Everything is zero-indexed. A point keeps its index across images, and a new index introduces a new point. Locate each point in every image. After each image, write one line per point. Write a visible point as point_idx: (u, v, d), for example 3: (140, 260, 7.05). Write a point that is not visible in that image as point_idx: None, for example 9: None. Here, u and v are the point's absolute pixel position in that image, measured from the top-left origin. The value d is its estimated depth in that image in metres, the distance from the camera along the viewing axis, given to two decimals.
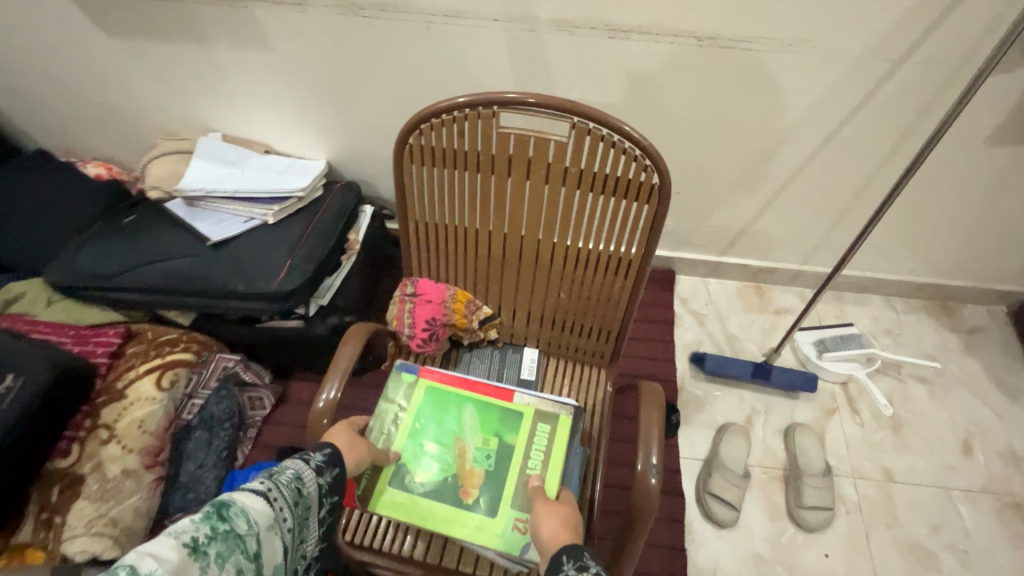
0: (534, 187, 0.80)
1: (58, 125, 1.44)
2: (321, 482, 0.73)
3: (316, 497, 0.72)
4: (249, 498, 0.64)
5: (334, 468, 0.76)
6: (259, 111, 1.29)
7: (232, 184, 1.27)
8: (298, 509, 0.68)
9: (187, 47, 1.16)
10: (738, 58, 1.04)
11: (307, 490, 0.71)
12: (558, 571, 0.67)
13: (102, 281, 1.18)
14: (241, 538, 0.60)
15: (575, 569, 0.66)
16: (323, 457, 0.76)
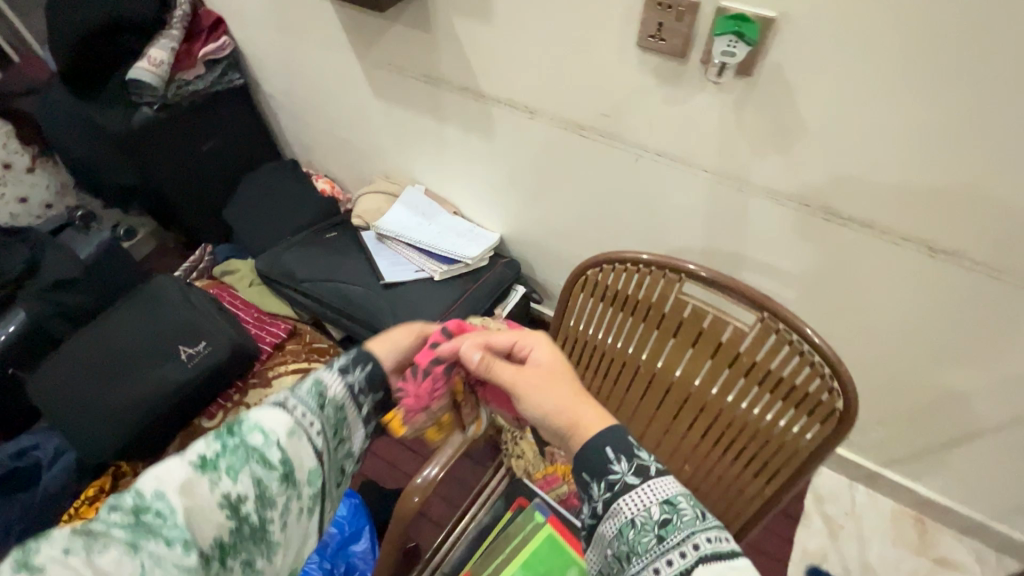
0: (696, 356, 0.77)
1: (310, 145, 1.74)
2: (363, 388, 0.55)
3: (357, 409, 0.54)
4: (270, 413, 0.47)
5: (374, 386, 0.56)
6: (462, 180, 1.43)
7: (417, 235, 1.42)
8: (335, 423, 0.51)
9: (427, 118, 1.33)
10: (982, 286, 0.88)
11: (336, 396, 0.52)
12: (604, 469, 0.50)
13: (292, 282, 1.40)
14: (252, 464, 0.44)
15: (626, 466, 0.49)
16: (360, 377, 0.55)
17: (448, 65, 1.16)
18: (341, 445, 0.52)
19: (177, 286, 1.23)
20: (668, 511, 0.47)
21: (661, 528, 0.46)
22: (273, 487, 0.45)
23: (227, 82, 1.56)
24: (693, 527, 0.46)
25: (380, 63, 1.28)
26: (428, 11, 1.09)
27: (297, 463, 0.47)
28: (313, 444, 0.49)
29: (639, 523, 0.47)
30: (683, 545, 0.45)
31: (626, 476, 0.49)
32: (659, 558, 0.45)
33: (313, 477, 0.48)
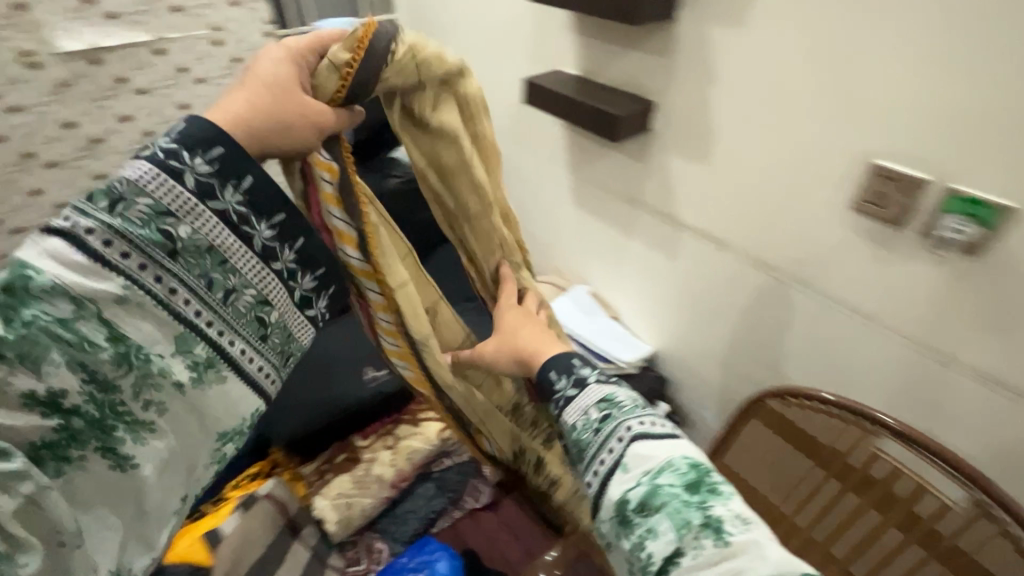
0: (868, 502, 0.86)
1: None
2: (213, 203, 0.52)
3: (242, 241, 0.54)
4: (68, 268, 0.46)
5: (237, 177, 0.52)
6: (629, 290, 1.57)
7: (577, 328, 1.56)
8: (195, 270, 0.52)
9: (615, 230, 1.50)
10: None
11: (185, 236, 0.51)
12: (553, 389, 0.71)
13: None
14: (59, 339, 0.46)
15: (572, 384, 0.70)
16: (209, 161, 0.51)
17: (651, 192, 1.33)
18: (266, 316, 0.57)
19: None
20: (606, 408, 0.67)
21: (599, 421, 0.66)
22: (126, 392, 0.49)
23: None
24: (628, 415, 0.66)
25: (587, 182, 1.51)
26: (649, 146, 1.28)
27: (155, 340, 0.51)
28: (182, 311, 0.52)
29: (588, 423, 0.67)
30: (620, 430, 0.65)
31: (568, 390, 0.70)
32: (611, 449, 0.64)
33: (188, 336, 0.52)
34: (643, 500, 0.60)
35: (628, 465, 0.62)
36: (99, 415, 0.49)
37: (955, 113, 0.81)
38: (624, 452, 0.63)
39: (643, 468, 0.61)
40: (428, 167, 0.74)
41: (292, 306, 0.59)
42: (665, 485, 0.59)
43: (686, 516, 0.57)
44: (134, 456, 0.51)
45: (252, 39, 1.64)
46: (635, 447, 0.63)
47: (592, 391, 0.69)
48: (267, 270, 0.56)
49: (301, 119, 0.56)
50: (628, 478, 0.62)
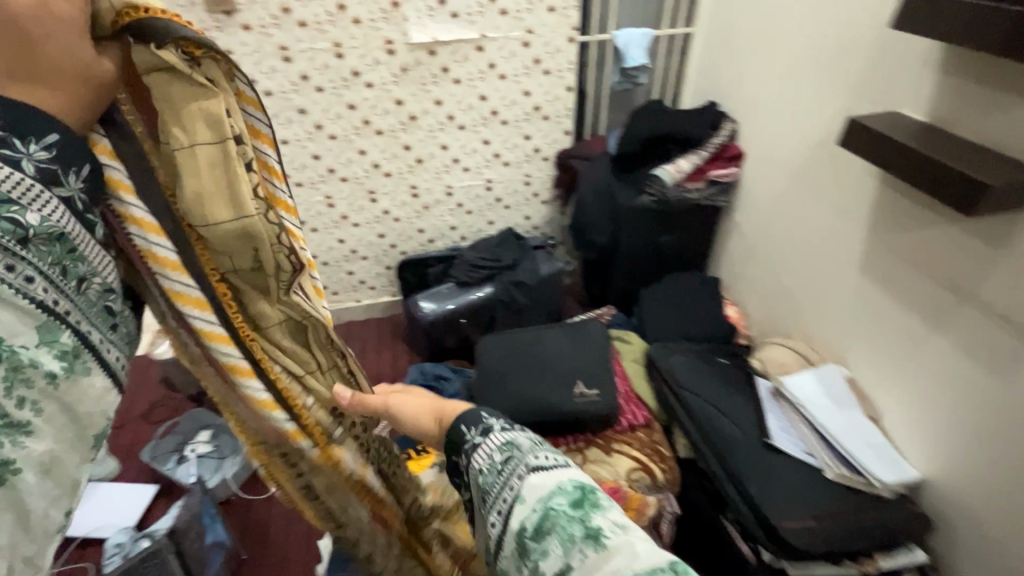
0: None
1: (742, 278, 1.80)
2: (57, 171, 0.45)
3: (86, 228, 0.48)
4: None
5: (78, 163, 0.47)
6: (909, 395, 1.24)
7: (826, 418, 1.26)
8: (49, 258, 0.45)
9: (914, 318, 1.19)
10: None
11: (36, 223, 0.43)
12: (468, 438, 0.61)
13: (673, 381, 1.44)
14: None
15: (479, 433, 0.60)
16: (48, 147, 0.44)
17: (995, 288, 1.01)
18: (115, 303, 0.51)
19: (602, 335, 1.51)
20: (508, 450, 0.57)
21: (501, 463, 0.56)
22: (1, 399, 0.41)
23: (713, 201, 1.75)
24: (529, 451, 0.56)
25: (891, 250, 1.22)
26: (1016, 230, 0.96)
27: (15, 330, 0.42)
28: (41, 299, 0.44)
29: (491, 465, 0.57)
30: (518, 470, 0.54)
31: (480, 440, 0.60)
32: (508, 484, 0.54)
33: (53, 323, 0.45)
34: (535, 525, 0.50)
35: (524, 494, 0.52)
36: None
37: None
38: (521, 486, 0.53)
39: (538, 497, 0.51)
40: (235, 244, 0.55)
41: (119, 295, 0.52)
42: (557, 508, 0.50)
43: (572, 530, 0.48)
44: (15, 462, 0.42)
45: (555, 42, 1.74)
46: (530, 476, 0.53)
47: (496, 437, 0.59)
48: (106, 259, 0.50)
49: (74, 54, 0.45)
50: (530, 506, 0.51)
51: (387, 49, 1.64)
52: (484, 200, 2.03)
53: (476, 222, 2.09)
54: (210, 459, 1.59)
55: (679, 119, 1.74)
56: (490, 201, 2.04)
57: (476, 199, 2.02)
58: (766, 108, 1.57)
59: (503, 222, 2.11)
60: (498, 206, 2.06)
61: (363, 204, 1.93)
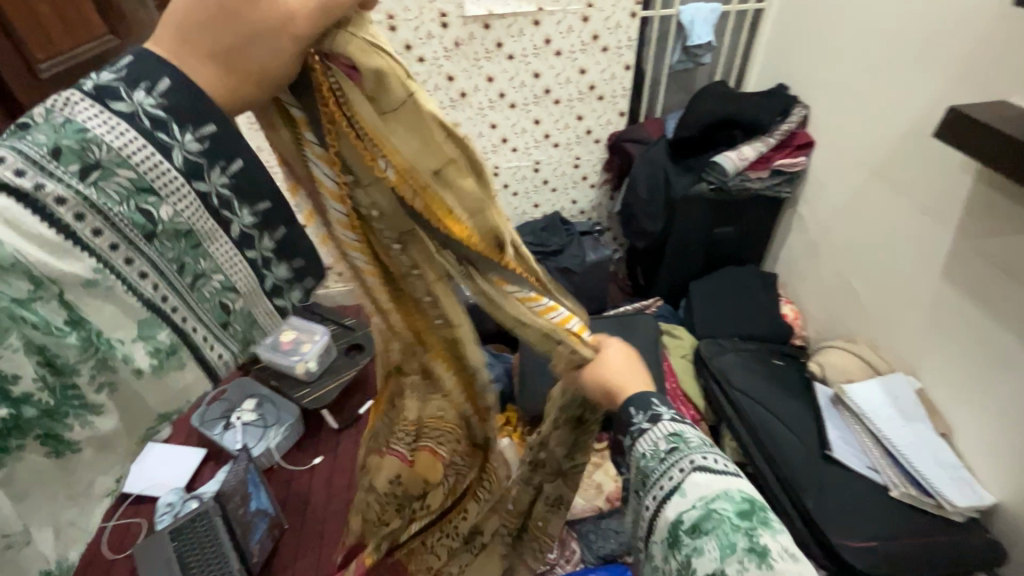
0: None
1: (802, 274, 1.70)
2: (194, 168, 0.41)
3: (216, 225, 0.43)
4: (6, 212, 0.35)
5: (224, 159, 0.43)
6: (987, 413, 1.14)
7: (894, 432, 1.18)
8: (170, 252, 0.42)
9: (1006, 332, 1.08)
10: None
11: (167, 217, 0.41)
12: (628, 420, 0.63)
13: (724, 381, 1.38)
14: (15, 319, 0.36)
15: (648, 419, 0.61)
16: (198, 139, 0.41)
17: None
18: (227, 301, 0.45)
19: (653, 330, 1.46)
20: (675, 442, 0.60)
21: (664, 453, 0.60)
22: (82, 376, 0.39)
23: (776, 191, 1.65)
24: (693, 449, 0.59)
25: (983, 255, 1.11)
26: None
27: (115, 324, 0.40)
28: (146, 295, 0.41)
29: (648, 451, 0.61)
30: (682, 462, 0.59)
31: (642, 424, 0.62)
32: (667, 471, 0.59)
33: (153, 320, 0.41)
34: (698, 522, 0.55)
35: (685, 489, 0.57)
36: (62, 398, 0.39)
37: None
38: (681, 479, 0.58)
39: (706, 489, 0.56)
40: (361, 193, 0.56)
41: (250, 290, 0.46)
42: (720, 512, 0.54)
43: (733, 539, 0.53)
44: (77, 439, 0.41)
45: (616, 17, 1.64)
46: (694, 473, 0.57)
47: (661, 425, 0.61)
48: (246, 261, 0.46)
49: (285, 58, 0.42)
50: (689, 503, 0.56)
51: (440, 22, 1.58)
52: (531, 182, 1.98)
53: (521, 204, 2.03)
54: (255, 427, 1.63)
55: (745, 102, 1.63)
56: (537, 182, 1.98)
57: (523, 180, 1.97)
58: (846, 93, 1.44)
59: (549, 205, 2.05)
60: (544, 188, 2.00)
61: None
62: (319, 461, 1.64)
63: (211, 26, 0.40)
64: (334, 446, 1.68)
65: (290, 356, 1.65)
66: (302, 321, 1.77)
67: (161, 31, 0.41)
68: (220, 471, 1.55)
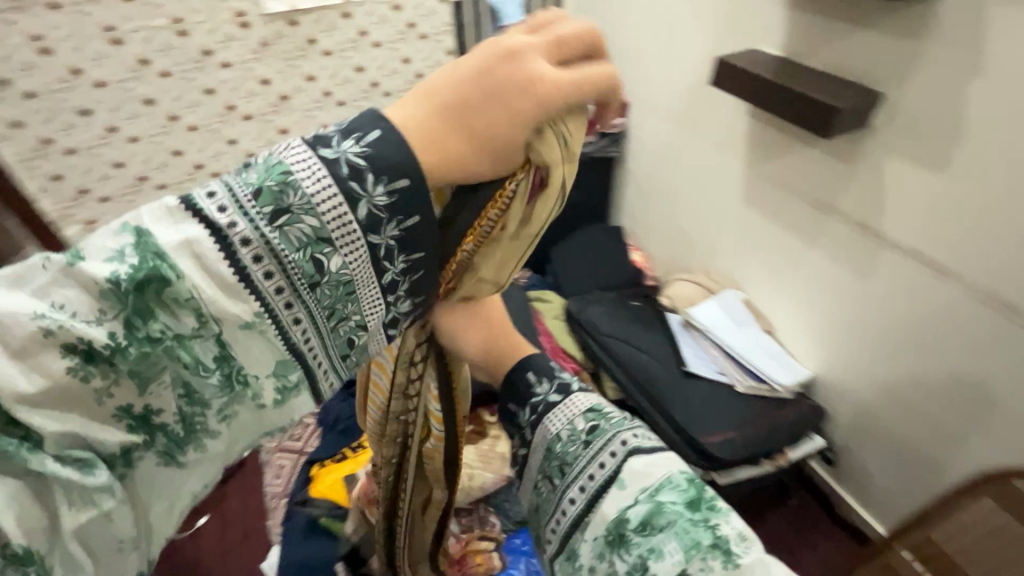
0: None
1: (642, 222, 1.90)
2: (362, 229, 0.37)
3: (376, 276, 0.39)
4: (189, 229, 0.34)
5: (405, 213, 0.38)
6: (792, 305, 1.39)
7: (730, 339, 1.39)
8: (325, 301, 0.37)
9: (790, 236, 1.32)
10: None
11: (335, 268, 0.37)
12: (529, 394, 0.58)
13: (594, 330, 1.51)
14: (178, 362, 0.34)
15: (555, 391, 0.58)
16: (388, 193, 0.37)
17: (849, 199, 1.15)
18: (355, 336, 0.40)
19: (522, 298, 1.53)
20: (594, 419, 0.55)
21: (587, 434, 0.54)
22: (211, 420, 0.37)
23: (604, 152, 1.82)
24: (617, 427, 0.54)
25: (763, 178, 1.34)
26: (860, 144, 1.09)
27: (254, 360, 0.37)
28: (291, 339, 0.37)
29: (569, 431, 0.54)
30: (613, 444, 0.52)
31: (550, 395, 0.57)
32: (594, 457, 0.52)
33: (288, 361, 0.38)
34: (645, 516, 0.47)
35: (624, 479, 0.50)
36: (187, 427, 0.36)
37: None
38: (617, 466, 0.51)
39: (650, 480, 0.49)
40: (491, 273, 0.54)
41: (381, 329, 0.42)
42: (672, 504, 0.46)
43: (693, 535, 0.44)
44: (191, 460, 0.37)
45: (427, 5, 1.66)
46: (632, 460, 0.50)
47: (579, 399, 0.57)
48: (386, 303, 0.41)
49: (514, 126, 0.40)
50: (632, 494, 0.49)
51: (239, 22, 1.46)
52: None
53: None
54: None
55: None
56: None
57: None
58: (642, 57, 1.63)
59: None
60: None
61: None
62: (204, 521, 1.47)
63: (462, 91, 0.39)
64: (220, 500, 1.52)
65: None
66: None
67: (405, 108, 0.39)
68: None
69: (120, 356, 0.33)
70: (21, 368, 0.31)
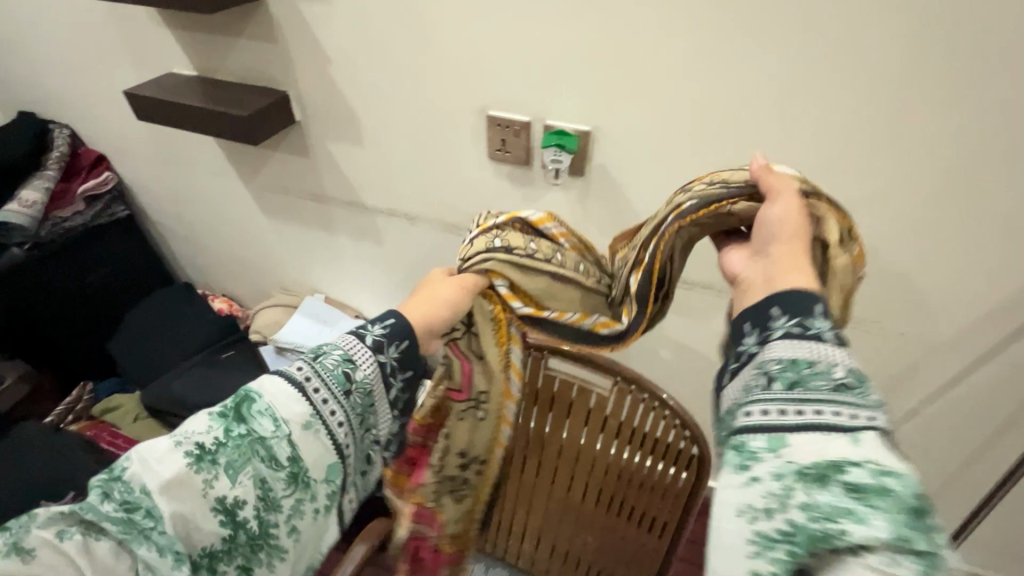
0: (570, 425, 0.83)
1: (207, 267, 1.72)
2: (381, 362, 0.61)
3: (384, 394, 0.62)
4: (276, 390, 0.56)
5: (399, 341, 0.61)
6: (358, 286, 1.48)
7: (316, 342, 1.44)
8: (357, 409, 0.59)
9: (316, 231, 1.38)
10: None
11: (362, 377, 0.59)
12: (762, 321, 0.46)
13: (183, 408, 1.33)
14: (260, 457, 0.53)
15: (798, 320, 0.44)
16: (384, 330, 0.61)
17: (329, 184, 1.25)
18: (352, 373, 0.59)
19: (39, 430, 1.13)
20: (845, 374, 0.41)
21: (838, 387, 0.41)
22: (278, 487, 0.54)
23: (110, 215, 1.54)
24: (872, 408, 0.40)
25: (265, 189, 1.35)
26: (305, 138, 1.17)
27: (309, 461, 0.56)
28: (330, 427, 0.57)
29: (784, 365, 0.43)
30: (857, 408, 0.40)
31: (823, 331, 0.44)
32: (806, 403, 0.41)
33: (333, 465, 0.58)
34: (832, 482, 0.37)
35: (857, 438, 0.39)
36: (260, 525, 0.54)
37: (538, 59, 0.89)
38: (849, 423, 0.40)
39: (864, 447, 0.38)
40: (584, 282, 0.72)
41: (386, 429, 0.65)
42: (884, 487, 0.36)
43: (883, 519, 0.35)
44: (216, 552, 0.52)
45: None
46: (868, 436, 0.39)
47: (802, 347, 0.43)
48: (378, 381, 0.62)
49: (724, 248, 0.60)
50: (851, 461, 0.38)
51: None
52: None
53: None
54: None
55: None
56: None
57: None
58: (84, 102, 1.40)
59: None
60: None
61: None
62: None
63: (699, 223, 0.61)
64: None
65: None
66: None
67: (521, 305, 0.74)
68: None
69: (215, 453, 0.52)
70: (170, 492, 0.49)
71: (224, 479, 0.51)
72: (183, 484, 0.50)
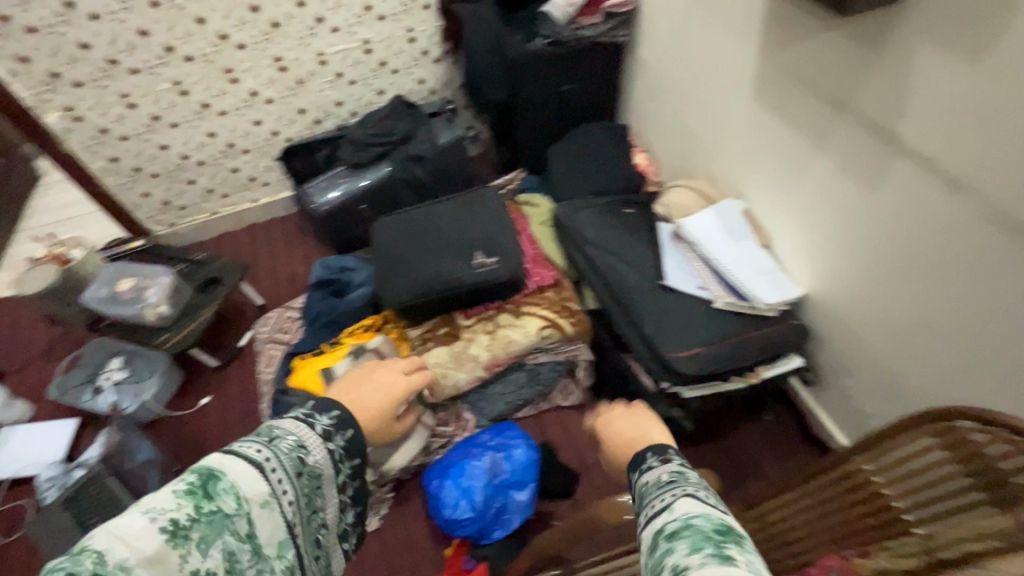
0: None
1: (651, 120, 1.73)
2: (324, 443, 0.74)
3: (328, 474, 0.73)
4: (239, 471, 0.62)
5: (344, 428, 0.77)
6: (793, 217, 1.28)
7: (716, 251, 1.30)
8: (301, 487, 0.69)
9: (798, 140, 1.18)
10: None
11: (312, 458, 0.71)
12: (640, 464, 0.68)
13: (579, 239, 1.44)
14: (231, 531, 0.59)
15: (658, 460, 0.67)
16: (331, 418, 0.76)
17: (869, 97, 0.99)
18: (304, 454, 0.70)
19: (496, 197, 1.34)
20: (675, 477, 0.62)
21: (671, 479, 0.62)
22: (244, 561, 0.60)
23: (610, 37, 1.60)
24: (688, 484, 0.60)
25: (777, 71, 1.17)
26: (890, 29, 0.91)
27: (267, 539, 0.63)
28: (283, 506, 0.65)
29: (645, 485, 0.63)
30: (682, 486, 0.59)
31: (662, 463, 0.66)
32: (651, 500, 0.60)
33: (286, 542, 0.66)
34: (678, 530, 0.54)
35: (676, 507, 0.56)
36: None
37: None
38: (673, 501, 0.57)
39: (682, 508, 0.56)
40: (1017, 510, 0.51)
41: (333, 492, 0.75)
42: (698, 522, 0.53)
43: (705, 543, 0.50)
44: None
45: None
46: (685, 497, 0.57)
47: (654, 472, 0.64)
48: (323, 448, 0.73)
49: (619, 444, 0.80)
50: (668, 520, 0.55)
51: None
52: (368, 66, 1.79)
53: (362, 92, 1.86)
54: (128, 385, 1.59)
55: None
56: (374, 66, 1.80)
57: (357, 65, 1.78)
58: None
59: (393, 89, 1.89)
60: (383, 70, 1.83)
61: (222, 86, 1.66)
62: (207, 400, 1.61)
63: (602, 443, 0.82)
64: (221, 383, 1.64)
65: (132, 305, 1.46)
66: (143, 265, 1.56)
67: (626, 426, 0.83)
68: (101, 434, 1.53)
69: (184, 532, 0.56)
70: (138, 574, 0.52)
71: (196, 555, 0.56)
72: (160, 562, 0.54)
